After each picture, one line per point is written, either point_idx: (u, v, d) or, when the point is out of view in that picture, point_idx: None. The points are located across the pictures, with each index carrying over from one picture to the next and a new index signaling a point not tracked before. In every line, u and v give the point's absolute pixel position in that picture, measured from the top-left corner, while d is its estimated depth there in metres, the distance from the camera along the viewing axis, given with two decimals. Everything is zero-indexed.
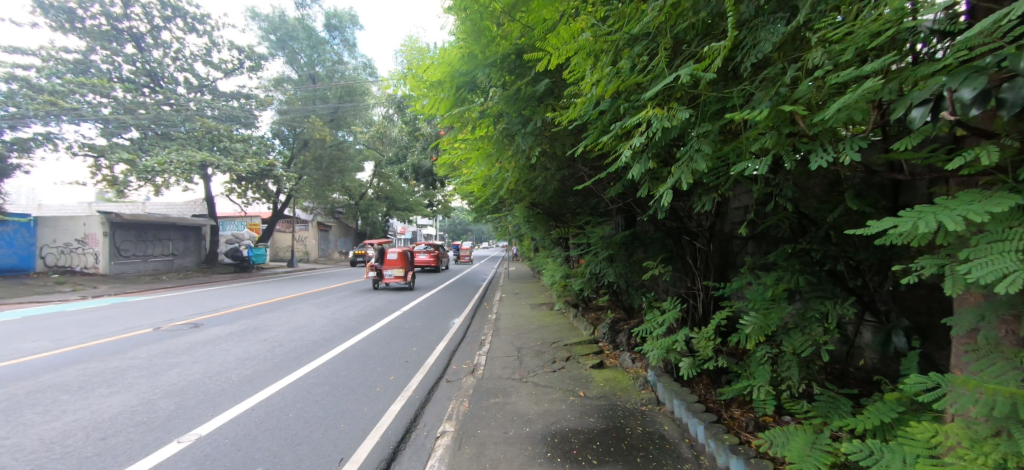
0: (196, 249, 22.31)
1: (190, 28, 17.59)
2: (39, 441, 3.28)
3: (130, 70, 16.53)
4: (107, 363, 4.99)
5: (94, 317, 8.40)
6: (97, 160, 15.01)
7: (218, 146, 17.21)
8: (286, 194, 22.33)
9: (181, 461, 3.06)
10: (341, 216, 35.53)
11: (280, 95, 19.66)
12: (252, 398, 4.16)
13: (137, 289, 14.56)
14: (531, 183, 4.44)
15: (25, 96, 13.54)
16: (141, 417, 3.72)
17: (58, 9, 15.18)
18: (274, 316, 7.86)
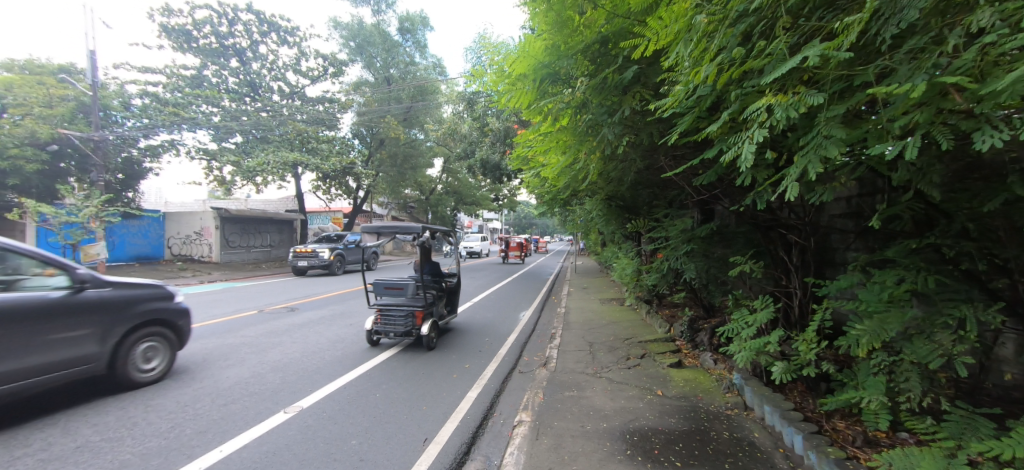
0: (290, 240, 24.92)
1: (283, 40, 19.43)
2: (177, 403, 3.83)
3: (235, 82, 18.70)
4: (227, 339, 5.74)
5: (215, 299, 9.72)
6: (209, 162, 17.16)
7: (308, 147, 18.92)
8: (365, 190, 24.07)
9: (287, 431, 3.41)
10: (413, 211, 37.66)
11: (359, 98, 21.09)
12: (342, 377, 4.50)
13: (243, 276, 16.53)
14: (611, 175, 4.43)
15: (154, 108, 15.81)
16: (254, 388, 4.18)
17: (178, 32, 17.50)
18: (359, 303, 8.52)
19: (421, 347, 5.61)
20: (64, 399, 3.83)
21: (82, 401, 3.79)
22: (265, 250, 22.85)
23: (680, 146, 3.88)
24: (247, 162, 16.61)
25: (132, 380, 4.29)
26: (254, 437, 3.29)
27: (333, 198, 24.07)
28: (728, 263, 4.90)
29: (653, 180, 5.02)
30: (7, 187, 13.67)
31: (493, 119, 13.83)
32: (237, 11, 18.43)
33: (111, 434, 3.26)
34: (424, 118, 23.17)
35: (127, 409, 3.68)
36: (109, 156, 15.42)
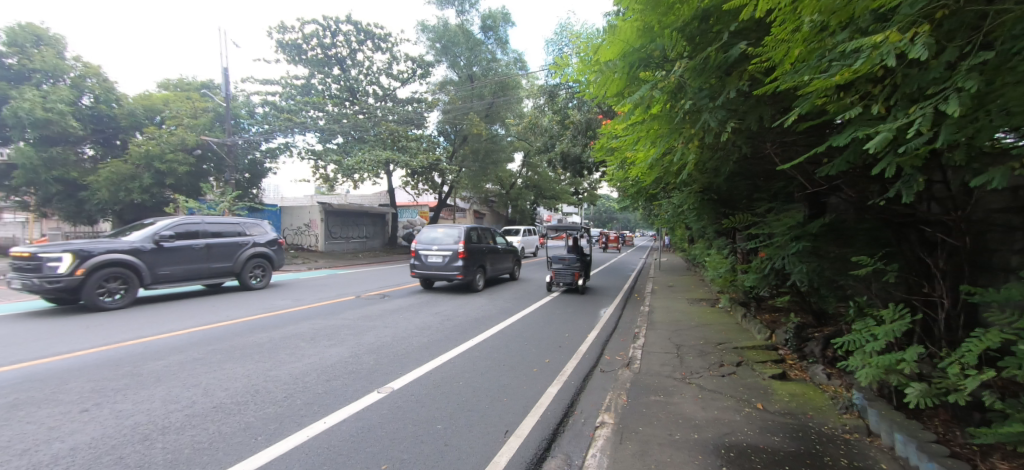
0: (383, 233, 27.13)
1: (377, 47, 21.11)
2: (290, 375, 4.31)
3: (337, 88, 20.79)
4: (329, 321, 6.38)
5: (321, 283, 10.93)
6: (316, 162, 19.27)
7: (399, 145, 20.36)
8: (449, 185, 25.30)
9: (380, 410, 3.65)
10: (494, 205, 38.90)
11: (444, 97, 22.23)
12: (428, 363, 4.71)
13: (343, 265, 18.32)
14: (706, 164, 4.32)
15: (273, 115, 18.16)
16: (352, 367, 4.55)
17: (291, 47, 19.85)
18: (443, 292, 8.98)
19: (501, 338, 5.70)
20: (208, 362, 4.55)
21: (221, 366, 4.47)
22: (362, 241, 25.16)
23: (791, 130, 3.72)
24: (347, 161, 18.34)
25: (256, 351, 4.94)
26: (349, 414, 3.56)
27: (420, 193, 25.72)
28: (849, 263, 4.25)
29: (755, 168, 4.64)
30: (168, 186, 16.71)
31: (575, 110, 13.61)
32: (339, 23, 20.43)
33: (239, 398, 3.77)
34: (505, 114, 23.67)
35: (251, 377, 4.22)
36: (239, 159, 18.12)
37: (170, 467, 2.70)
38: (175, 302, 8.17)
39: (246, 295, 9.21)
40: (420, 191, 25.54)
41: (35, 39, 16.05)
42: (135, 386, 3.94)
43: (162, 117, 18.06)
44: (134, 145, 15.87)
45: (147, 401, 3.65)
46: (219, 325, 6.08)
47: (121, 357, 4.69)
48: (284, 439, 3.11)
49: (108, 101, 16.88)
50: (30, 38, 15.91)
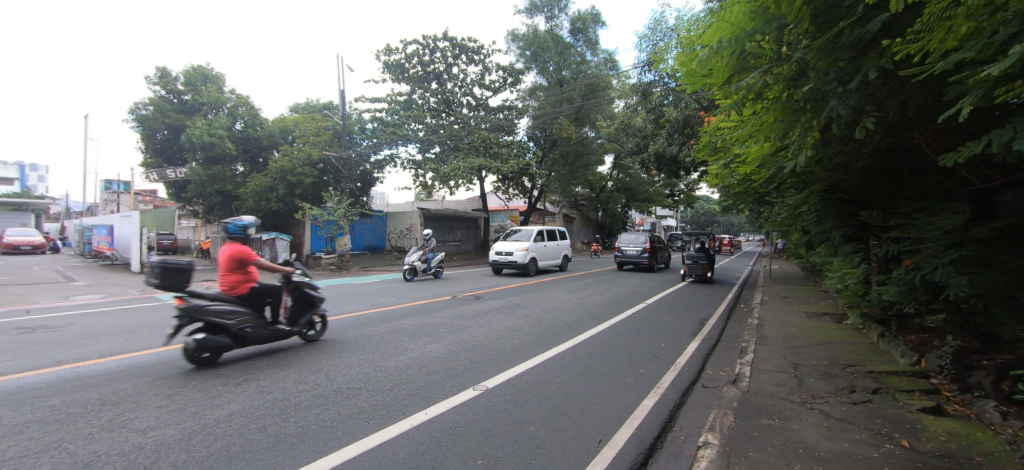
0: (474, 236, 28.78)
1: (470, 59, 22.29)
2: (398, 366, 4.70)
3: (435, 101, 22.34)
4: (430, 318, 6.85)
5: (421, 284, 11.83)
6: (416, 170, 20.92)
7: (491, 152, 21.28)
8: (538, 189, 25.79)
9: (475, 406, 3.77)
10: (582, 209, 38.62)
11: (534, 103, 22.71)
12: (520, 365, 4.78)
13: (439, 267, 19.62)
14: (831, 159, 3.87)
15: (380, 130, 20.14)
16: (450, 363, 4.81)
17: (395, 66, 21.83)
18: (534, 296, 9.13)
19: (592, 344, 5.60)
20: (329, 350, 5.17)
21: (338, 354, 5.04)
22: (456, 244, 26.99)
23: (950, 115, 3.10)
24: (444, 168, 19.49)
25: (367, 343, 5.47)
26: (446, 407, 3.75)
27: (510, 198, 26.49)
28: None
29: (897, 161, 3.99)
30: (297, 195, 19.12)
31: (671, 108, 12.98)
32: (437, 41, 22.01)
33: (353, 384, 4.20)
34: (595, 115, 23.33)
35: (363, 366, 4.67)
36: (354, 170, 20.43)
37: (298, 441, 3.10)
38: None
39: (361, 292, 10.33)
40: (510, 195, 26.29)
41: (204, 78, 20.37)
42: (273, 366, 4.62)
43: (292, 137, 21.12)
44: (272, 162, 18.81)
45: (282, 381, 4.23)
46: (337, 318, 6.90)
47: (265, 340, 5.57)
48: (390, 427, 3.36)
49: (254, 125, 20.42)
50: (199, 77, 20.25)
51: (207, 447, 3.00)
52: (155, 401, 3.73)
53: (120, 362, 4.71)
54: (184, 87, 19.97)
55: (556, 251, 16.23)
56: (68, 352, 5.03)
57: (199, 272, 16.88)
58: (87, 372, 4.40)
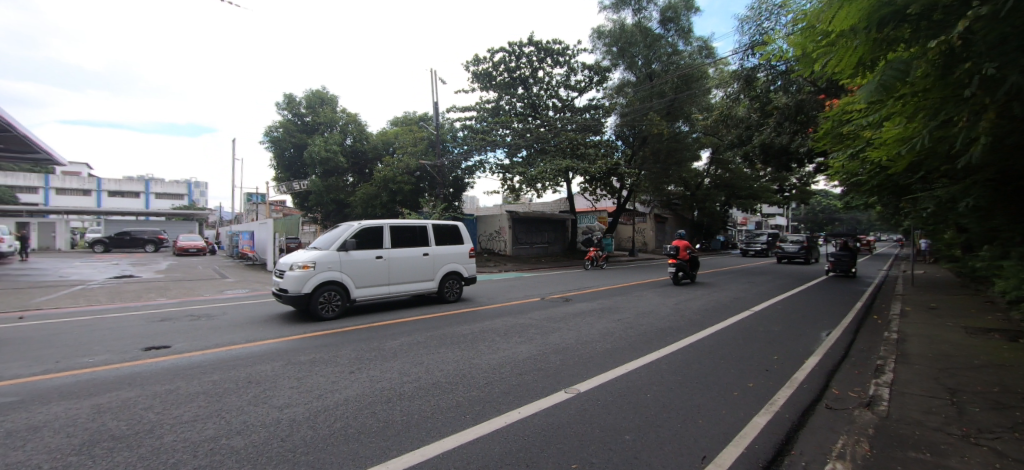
0: (562, 238, 28.98)
1: (555, 61, 22.43)
2: (492, 364, 4.89)
3: (522, 106, 22.81)
4: (520, 319, 7.01)
5: (511, 285, 12.18)
6: (505, 175, 21.72)
7: (578, 153, 21.25)
8: (627, 188, 25.13)
9: (567, 410, 3.74)
10: (676, 208, 36.48)
11: (622, 100, 22.14)
12: (613, 371, 4.66)
13: (528, 269, 20.06)
14: (1006, 139, 3.22)
15: (468, 137, 21.20)
16: (541, 365, 4.87)
17: (483, 76, 22.76)
18: (625, 299, 8.85)
19: (689, 353, 5.27)
20: (428, 346, 5.55)
21: (436, 350, 5.38)
22: (544, 246, 27.42)
23: None
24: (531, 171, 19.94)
25: (463, 341, 5.77)
26: (540, 408, 3.78)
27: (598, 199, 26.15)
28: None
29: None
30: (397, 202, 20.95)
31: (781, 94, 11.85)
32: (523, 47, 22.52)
33: (451, 379, 4.45)
34: (690, 108, 21.94)
35: (460, 363, 4.92)
36: (447, 176, 21.70)
37: (404, 428, 3.36)
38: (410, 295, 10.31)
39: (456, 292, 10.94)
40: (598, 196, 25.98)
41: (321, 101, 23.90)
42: (381, 358, 5.07)
43: (392, 148, 23.06)
44: (377, 172, 21.01)
45: (389, 373, 4.61)
46: (433, 316, 7.38)
47: (375, 333, 6.16)
48: (487, 423, 3.48)
49: (361, 140, 23.01)
50: (316, 100, 23.84)
51: (329, 426, 3.39)
52: (288, 383, 4.32)
53: (260, 347, 5.54)
54: (306, 110, 23.68)
55: (423, 266, 8.66)
56: (225, 336, 6.08)
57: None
58: (238, 353, 5.27)
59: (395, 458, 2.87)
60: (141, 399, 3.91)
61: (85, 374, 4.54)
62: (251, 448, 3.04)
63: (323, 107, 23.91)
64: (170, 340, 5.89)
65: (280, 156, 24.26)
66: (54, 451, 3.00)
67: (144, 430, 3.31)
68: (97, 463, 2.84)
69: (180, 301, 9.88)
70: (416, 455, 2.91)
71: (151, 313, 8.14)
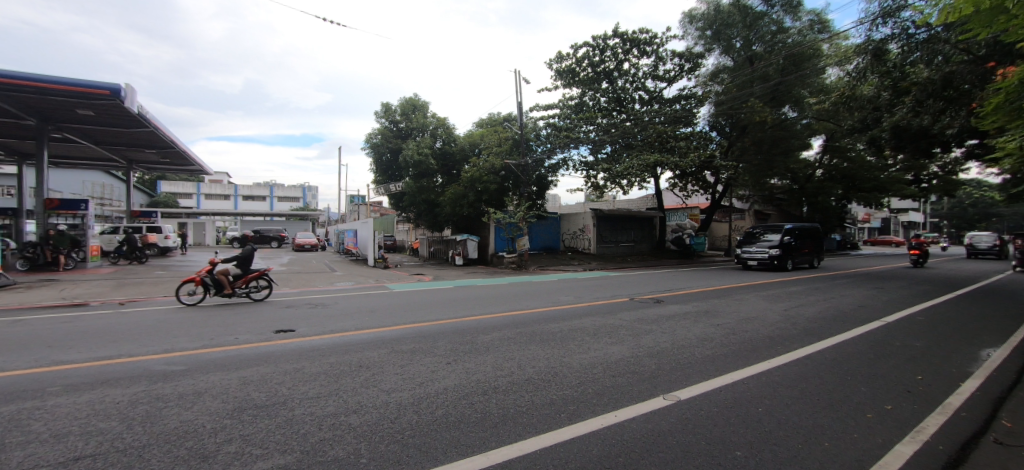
0: (649, 236, 28.02)
1: (642, 51, 21.63)
2: (584, 364, 4.82)
3: (606, 101, 22.49)
4: (609, 320, 6.83)
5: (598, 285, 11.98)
6: (589, 171, 21.67)
7: (668, 146, 20.39)
8: (723, 182, 23.52)
9: (669, 417, 3.53)
10: (781, 204, 33.04)
11: (718, 87, 20.46)
12: (716, 381, 4.29)
13: (614, 268, 19.68)
14: None
15: (552, 134, 21.53)
16: (635, 368, 4.68)
17: (567, 72, 22.64)
18: (724, 303, 8.19)
19: (805, 367, 4.67)
20: (519, 342, 5.64)
21: (527, 346, 5.46)
22: (630, 245, 26.75)
23: None
24: (617, 168, 19.71)
25: (552, 339, 5.77)
26: (639, 412, 3.61)
27: (689, 194, 24.73)
28: None
29: None
30: (483, 201, 21.83)
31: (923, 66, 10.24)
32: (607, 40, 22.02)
33: (543, 376, 4.47)
34: (800, 91, 19.72)
35: (552, 361, 4.92)
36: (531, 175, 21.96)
37: (502, 421, 3.43)
38: (499, 291, 10.63)
39: (542, 289, 11.04)
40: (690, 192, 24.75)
41: (413, 108, 25.85)
42: (474, 351, 5.25)
43: (479, 148, 24.36)
44: (464, 173, 21.76)
45: (484, 367, 4.74)
46: (521, 312, 7.50)
47: (466, 327, 6.41)
48: (583, 423, 3.40)
49: (450, 142, 24.48)
50: (410, 107, 25.52)
51: (432, 413, 3.58)
52: (393, 369, 4.67)
53: (368, 334, 6.07)
54: (401, 117, 25.54)
55: None
56: (335, 324, 6.76)
57: (414, 267, 20.89)
58: (349, 339, 5.84)
59: (495, 449, 2.93)
60: (275, 374, 4.50)
61: (233, 350, 5.36)
62: (366, 426, 3.33)
63: (415, 114, 25.53)
64: (292, 325, 6.71)
65: (379, 160, 26.10)
66: (214, 414, 3.58)
67: (280, 402, 3.81)
68: (246, 428, 3.33)
69: (300, 291, 11.29)
70: (515, 448, 2.94)
71: (277, 300, 9.40)
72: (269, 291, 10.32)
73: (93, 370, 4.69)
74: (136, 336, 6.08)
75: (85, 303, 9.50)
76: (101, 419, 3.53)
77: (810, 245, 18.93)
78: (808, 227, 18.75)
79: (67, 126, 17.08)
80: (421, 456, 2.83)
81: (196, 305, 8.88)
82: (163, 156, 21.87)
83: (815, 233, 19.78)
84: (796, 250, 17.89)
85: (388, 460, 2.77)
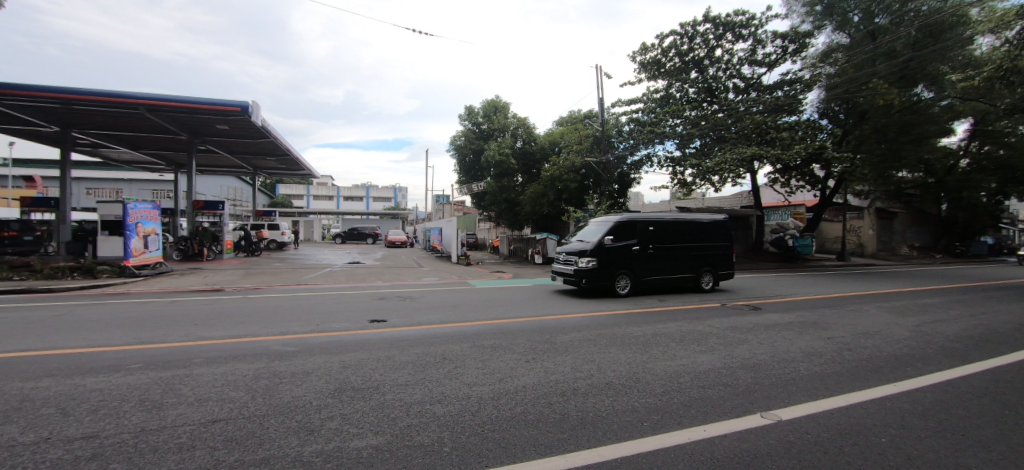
0: (745, 237, 26.11)
1: (739, 35, 20.12)
2: (669, 371, 4.56)
3: (695, 92, 21.39)
4: (698, 326, 6.38)
5: (686, 287, 11.38)
6: (675, 167, 21.06)
7: (767, 137, 19.02)
8: (834, 176, 21.29)
9: (766, 436, 3.17)
10: (911, 200, 28.39)
11: (830, 69, 17.93)
12: (827, 401, 3.76)
13: None
14: None
15: (637, 130, 21.27)
16: (728, 380, 4.30)
17: (651, 64, 21.82)
18: (836, 314, 7.23)
19: (944, 395, 3.90)
20: (600, 344, 5.49)
21: (608, 348, 5.31)
22: None
23: None
24: (708, 163, 18.80)
25: (634, 342, 5.55)
26: (733, 427, 3.29)
27: (793, 191, 22.61)
28: None
29: None
30: (563, 200, 22.10)
31: None
32: (697, 26, 20.78)
33: (625, 381, 4.29)
34: (939, 66, 16.84)
35: (634, 366, 4.72)
36: (613, 173, 21.75)
37: (583, 424, 3.34)
38: (581, 290, 10.61)
39: (625, 293, 10.71)
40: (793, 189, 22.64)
41: (495, 110, 26.85)
42: (554, 351, 5.23)
43: (558, 146, 24.71)
44: (545, 172, 22.18)
45: (563, 367, 4.68)
46: (602, 314, 7.32)
47: (547, 326, 6.40)
48: (668, 434, 3.17)
49: (530, 141, 25.42)
50: (491, 109, 26.87)
51: (511, 409, 3.61)
52: (475, 363, 4.80)
53: (449, 328, 6.33)
54: (484, 119, 26.91)
55: None
56: (420, 317, 7.16)
57: (495, 265, 21.56)
58: (434, 332, 6.16)
59: (574, 452, 2.86)
60: (370, 361, 4.87)
61: (333, 336, 5.92)
62: (449, 416, 3.46)
63: (497, 115, 26.76)
64: (384, 316, 7.26)
65: (463, 161, 28.42)
66: (315, 393, 3.95)
67: (373, 386, 4.12)
68: (345, 407, 3.63)
69: (391, 284, 12.18)
70: (596, 454, 2.84)
71: (369, 292, 10.24)
72: (363, 285, 11.30)
73: (226, 346, 5.49)
74: (254, 319, 7.00)
75: (222, 289, 11.30)
76: (231, 388, 4.11)
77: (693, 255, 10.90)
78: (680, 222, 10.98)
79: (210, 140, 20.39)
80: (500, 451, 2.85)
81: (303, 294, 10.03)
82: (280, 163, 25.17)
83: (718, 232, 11.53)
84: (644, 262, 10.33)
85: (469, 452, 2.84)
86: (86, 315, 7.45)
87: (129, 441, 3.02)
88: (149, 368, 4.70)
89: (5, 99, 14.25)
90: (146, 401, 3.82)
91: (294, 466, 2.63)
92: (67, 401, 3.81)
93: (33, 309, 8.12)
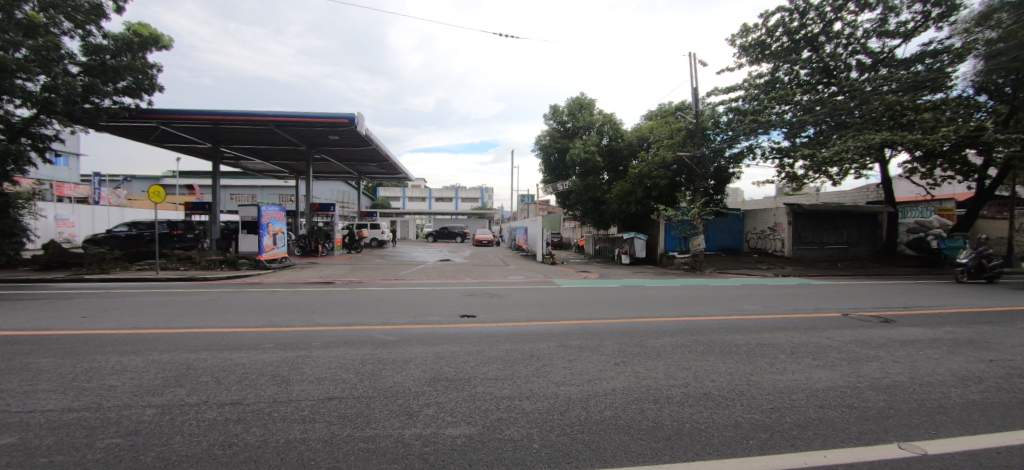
0: (870, 238, 22.86)
1: (864, 4, 17.50)
2: (776, 386, 4.15)
3: (808, 74, 19.12)
4: (813, 338, 5.72)
5: (804, 293, 10.24)
6: (784, 159, 19.11)
7: (901, 121, 16.22)
8: (997, 162, 17.54)
9: (901, 466, 2.73)
10: None
11: (990, 33, 14.79)
12: (989, 437, 3.11)
13: (817, 275, 16.75)
14: None
15: (738, 121, 19.61)
16: (853, 401, 3.79)
17: (753, 47, 19.94)
18: (1006, 332, 5.98)
19: None
20: (696, 351, 5.20)
21: (706, 356, 4.99)
22: (839, 247, 22.23)
23: None
24: (823, 153, 16.77)
25: (737, 352, 5.16)
26: (860, 454, 2.88)
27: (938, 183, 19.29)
28: None
29: None
30: (651, 197, 21.31)
31: None
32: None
33: (727, 393, 3.99)
34: None
35: (736, 377, 4.39)
36: (708, 167, 20.47)
37: (678, 434, 3.20)
38: (678, 293, 10.12)
39: (731, 298, 9.98)
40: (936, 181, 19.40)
41: (580, 107, 26.81)
42: (645, 355, 5.05)
43: (647, 142, 23.93)
44: (633, 169, 21.77)
45: (653, 373, 4.50)
46: (699, 319, 6.92)
47: (637, 329, 6.22)
48: (777, 455, 2.88)
49: (617, 138, 24.78)
50: (576, 107, 27.00)
51: (600, 412, 3.57)
52: (562, 363, 4.82)
53: (537, 327, 6.44)
54: (569, 117, 27.13)
55: None
56: (509, 314, 7.42)
57: (580, 264, 21.49)
58: (523, 329, 6.31)
59: (669, 463, 2.73)
60: (464, 354, 5.14)
61: (429, 328, 6.37)
62: (538, 414, 3.52)
63: (581, 112, 26.79)
64: (477, 312, 7.60)
65: (548, 160, 29.03)
66: (413, 382, 4.26)
67: (466, 378, 4.35)
68: (440, 396, 3.88)
69: (479, 281, 12.72)
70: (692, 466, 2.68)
71: (461, 289, 10.82)
72: (458, 282, 11.96)
73: (341, 333, 6.16)
74: (364, 310, 7.78)
75: (335, 281, 12.80)
76: (343, 371, 4.63)
77: None
78: None
79: (323, 150, 23.05)
80: (590, 453, 2.84)
81: (403, 289, 10.93)
82: (381, 168, 27.66)
83: None
84: None
85: (559, 451, 2.88)
86: (234, 300, 8.98)
87: (265, 410, 3.55)
88: (280, 348, 5.49)
89: (171, 123, 17.56)
90: (277, 376, 4.47)
91: (398, 446, 2.87)
92: (219, 371, 4.60)
93: (198, 294, 10.02)
